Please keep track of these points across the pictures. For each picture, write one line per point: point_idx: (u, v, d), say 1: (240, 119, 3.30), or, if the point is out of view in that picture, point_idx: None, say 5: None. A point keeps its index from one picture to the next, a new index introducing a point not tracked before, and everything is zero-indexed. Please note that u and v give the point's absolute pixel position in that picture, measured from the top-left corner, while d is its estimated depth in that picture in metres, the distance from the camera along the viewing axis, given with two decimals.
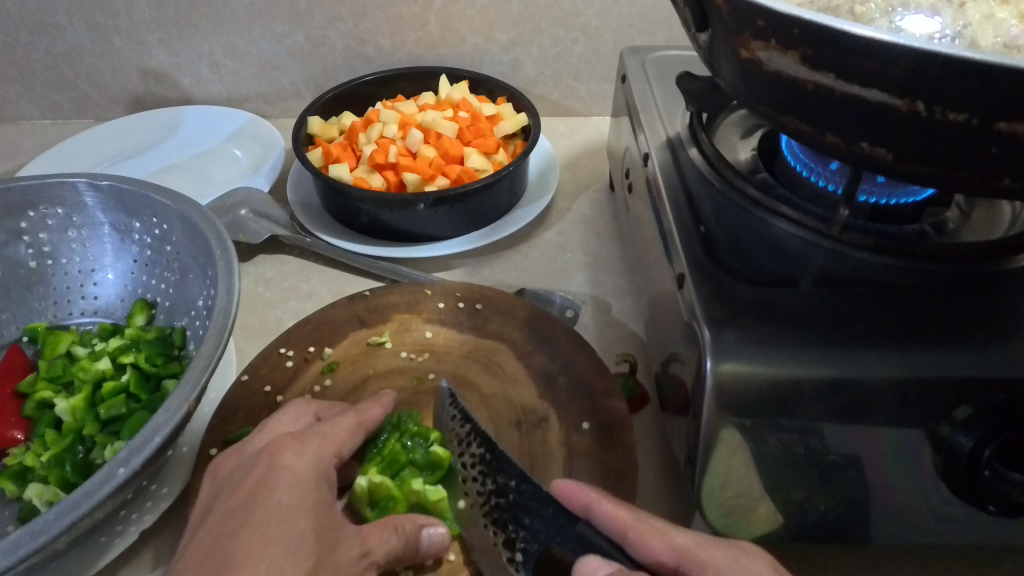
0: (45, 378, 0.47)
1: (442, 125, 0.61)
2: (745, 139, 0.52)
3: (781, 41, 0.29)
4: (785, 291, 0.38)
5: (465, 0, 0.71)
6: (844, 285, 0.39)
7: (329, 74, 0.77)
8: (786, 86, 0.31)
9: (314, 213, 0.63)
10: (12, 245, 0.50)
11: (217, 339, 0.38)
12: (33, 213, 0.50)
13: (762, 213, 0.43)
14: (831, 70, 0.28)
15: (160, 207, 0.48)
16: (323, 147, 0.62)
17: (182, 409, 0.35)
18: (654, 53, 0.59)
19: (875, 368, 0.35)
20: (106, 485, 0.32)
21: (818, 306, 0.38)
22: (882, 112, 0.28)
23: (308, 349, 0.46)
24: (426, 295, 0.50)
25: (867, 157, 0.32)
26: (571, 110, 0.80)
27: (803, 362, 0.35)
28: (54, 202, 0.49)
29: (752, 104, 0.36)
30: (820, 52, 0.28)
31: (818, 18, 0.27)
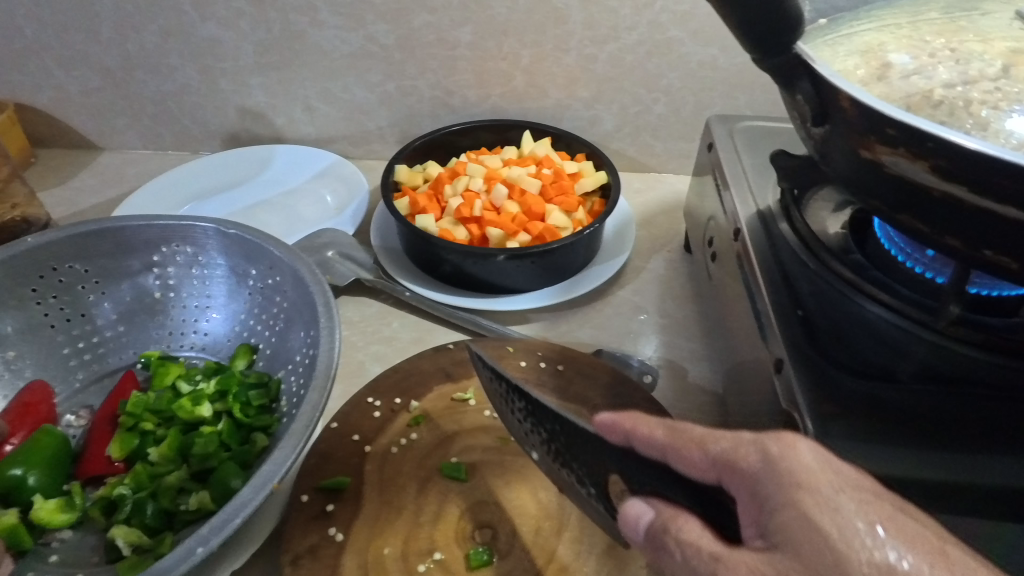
0: (148, 411, 0.49)
1: (526, 182, 0.63)
2: (835, 214, 0.52)
3: (911, 149, 0.29)
4: (890, 386, 0.38)
5: (552, 58, 0.73)
6: (949, 382, 0.38)
7: (415, 121, 0.80)
8: (909, 190, 0.32)
9: (397, 259, 0.66)
10: (144, 273, 0.55)
11: (308, 419, 0.39)
12: (166, 249, 0.55)
13: (859, 299, 0.43)
14: (965, 184, 0.28)
15: (277, 261, 0.52)
16: (410, 196, 0.65)
17: (265, 489, 0.36)
18: (743, 122, 0.59)
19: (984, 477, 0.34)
20: (185, 561, 0.33)
21: (924, 403, 0.37)
22: (1015, 228, 0.28)
23: (394, 400, 0.47)
24: (509, 351, 0.51)
25: (990, 264, 0.32)
26: (646, 166, 0.81)
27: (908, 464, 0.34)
28: (186, 241, 0.54)
29: (865, 199, 0.36)
30: (954, 167, 0.28)
31: (957, 135, 0.27)
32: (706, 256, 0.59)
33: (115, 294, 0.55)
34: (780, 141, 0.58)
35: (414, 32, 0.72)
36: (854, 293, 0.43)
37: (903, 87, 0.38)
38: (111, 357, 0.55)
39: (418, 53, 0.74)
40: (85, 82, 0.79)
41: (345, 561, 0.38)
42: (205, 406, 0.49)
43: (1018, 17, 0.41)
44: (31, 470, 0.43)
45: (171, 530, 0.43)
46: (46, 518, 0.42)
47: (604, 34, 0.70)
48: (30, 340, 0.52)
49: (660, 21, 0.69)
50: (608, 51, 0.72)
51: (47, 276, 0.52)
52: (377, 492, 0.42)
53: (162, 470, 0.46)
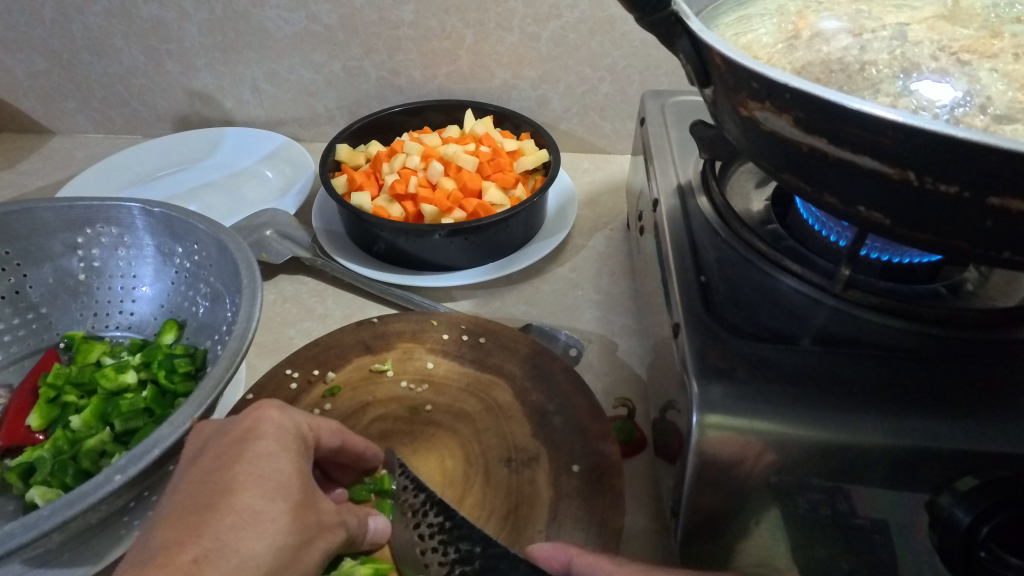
0: (70, 382, 0.48)
1: (462, 159, 0.63)
2: (759, 189, 0.52)
3: (775, 102, 0.29)
4: (782, 349, 0.38)
5: (496, 38, 0.73)
6: (842, 345, 0.39)
7: (363, 102, 0.80)
8: (784, 147, 0.32)
9: (336, 238, 0.65)
10: (66, 256, 0.54)
11: (230, 361, 0.40)
12: (89, 230, 0.54)
13: (768, 267, 0.43)
14: (823, 135, 0.28)
15: (201, 236, 0.51)
16: (348, 174, 0.64)
17: (185, 424, 0.36)
18: (674, 97, 0.59)
19: (872, 434, 0.34)
20: (102, 490, 0.33)
21: (814, 365, 0.37)
22: (874, 178, 0.28)
23: (312, 371, 0.47)
24: (432, 325, 0.51)
25: (865, 220, 0.32)
26: (596, 146, 0.81)
27: (792, 419, 0.34)
28: (110, 221, 0.53)
29: (755, 159, 0.36)
30: (811, 118, 0.28)
31: (808, 84, 0.27)
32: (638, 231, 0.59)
33: (36, 276, 0.54)
34: (710, 116, 0.58)
35: (357, 11, 0.72)
36: (760, 263, 0.43)
37: (803, 52, 0.38)
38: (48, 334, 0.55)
39: (361, 33, 0.73)
40: (32, 65, 0.79)
41: None
42: (131, 372, 0.49)
43: None
44: None
45: None
46: None
47: (546, 13, 0.70)
48: None
49: None
50: (550, 29, 0.71)
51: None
52: None
53: (83, 435, 0.45)
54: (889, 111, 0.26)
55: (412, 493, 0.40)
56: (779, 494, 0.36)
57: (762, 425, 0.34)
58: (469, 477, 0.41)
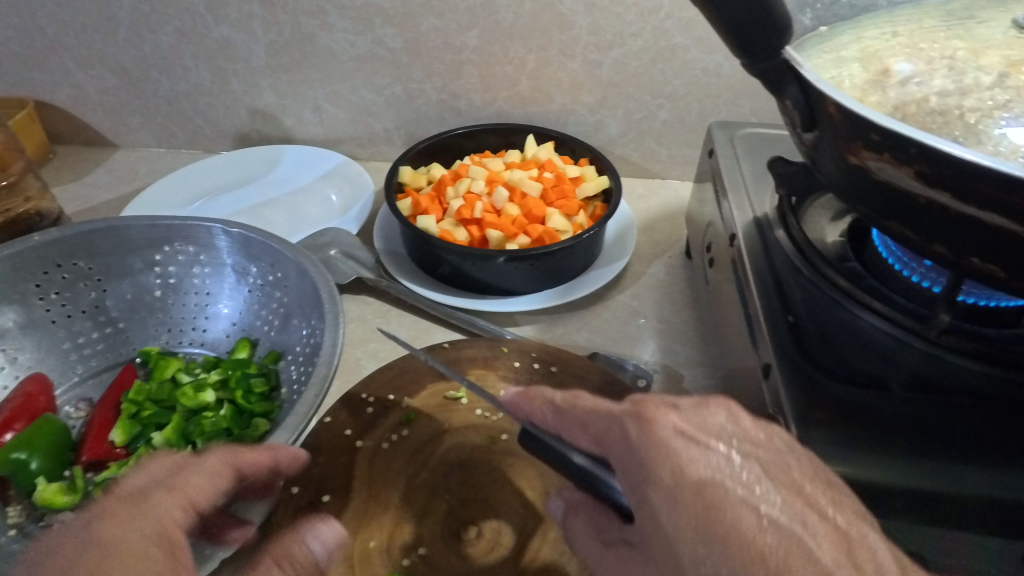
0: (150, 399, 0.49)
1: (527, 184, 0.63)
2: (834, 223, 0.51)
3: (896, 154, 0.29)
4: (877, 395, 0.38)
5: (557, 64, 0.73)
6: (938, 392, 0.38)
7: (421, 123, 0.81)
8: (897, 198, 0.32)
9: (398, 259, 0.66)
10: (145, 272, 0.56)
11: (319, 387, 0.40)
12: (168, 248, 0.55)
13: (853, 306, 0.43)
14: (948, 190, 0.28)
15: (280, 258, 0.52)
16: (413, 198, 0.65)
17: (282, 450, 0.37)
18: (743, 129, 0.60)
19: (975, 486, 0.34)
20: (204, 514, 0.34)
21: (911, 412, 0.37)
22: (1000, 235, 0.28)
23: (388, 397, 0.48)
24: (503, 351, 0.53)
25: (978, 272, 0.31)
26: (650, 172, 0.81)
27: (890, 469, 0.35)
28: (188, 240, 0.55)
29: (855, 205, 0.36)
30: (937, 172, 0.28)
31: (937, 142, 0.27)
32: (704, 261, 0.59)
33: (115, 292, 0.55)
34: (779, 149, 0.58)
35: (421, 36, 0.73)
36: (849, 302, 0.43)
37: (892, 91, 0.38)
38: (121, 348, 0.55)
39: (424, 57, 0.75)
40: (103, 82, 0.82)
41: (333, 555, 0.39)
42: (210, 391, 0.50)
43: (1014, 25, 0.41)
44: (34, 454, 0.44)
45: None
46: (49, 499, 0.43)
47: (608, 40, 0.71)
48: (32, 335, 0.52)
49: (665, 28, 0.69)
50: (612, 56, 0.72)
51: (52, 272, 0.52)
52: (366, 487, 0.42)
53: (166, 452, 0.46)
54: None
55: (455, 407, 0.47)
56: None
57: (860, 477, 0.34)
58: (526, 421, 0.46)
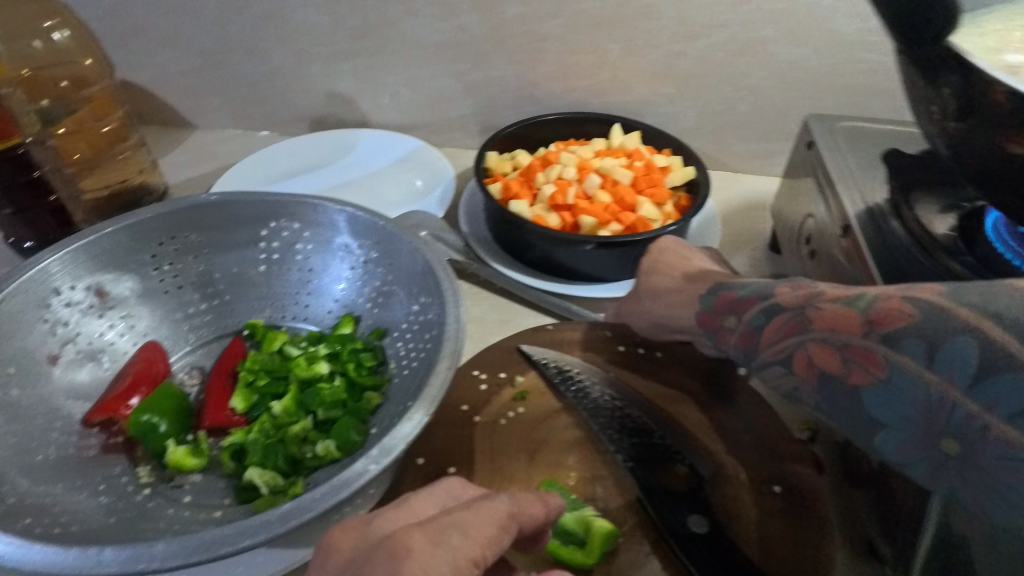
0: (262, 370, 0.50)
1: (619, 172, 0.64)
2: (943, 215, 0.50)
3: None
4: None
5: (640, 53, 0.73)
6: None
7: (497, 111, 0.82)
8: None
9: (486, 244, 0.67)
10: (250, 247, 0.56)
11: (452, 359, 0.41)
12: (272, 224, 0.56)
13: None
14: None
15: (388, 236, 0.53)
16: (502, 182, 0.66)
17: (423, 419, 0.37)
18: (841, 121, 0.60)
19: None
20: (360, 479, 0.34)
21: None
22: None
23: (499, 375, 0.49)
24: (605, 336, 0.52)
25: None
26: (725, 165, 0.81)
27: None
28: (293, 217, 0.55)
29: (1000, 197, 0.36)
30: None
31: None
32: (802, 253, 0.59)
33: (221, 265, 0.56)
34: (879, 142, 0.58)
35: (506, 23, 0.73)
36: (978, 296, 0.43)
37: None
38: (229, 320, 0.56)
39: (507, 44, 0.75)
40: (185, 64, 0.83)
41: None
42: (322, 363, 0.51)
43: None
44: (161, 418, 0.45)
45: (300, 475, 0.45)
46: (179, 461, 0.44)
47: (695, 32, 0.71)
48: (147, 303, 0.53)
49: (753, 20, 0.69)
50: (697, 48, 0.72)
51: (165, 244, 0.53)
52: (488, 460, 0.43)
53: (285, 421, 0.47)
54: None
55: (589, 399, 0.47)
56: None
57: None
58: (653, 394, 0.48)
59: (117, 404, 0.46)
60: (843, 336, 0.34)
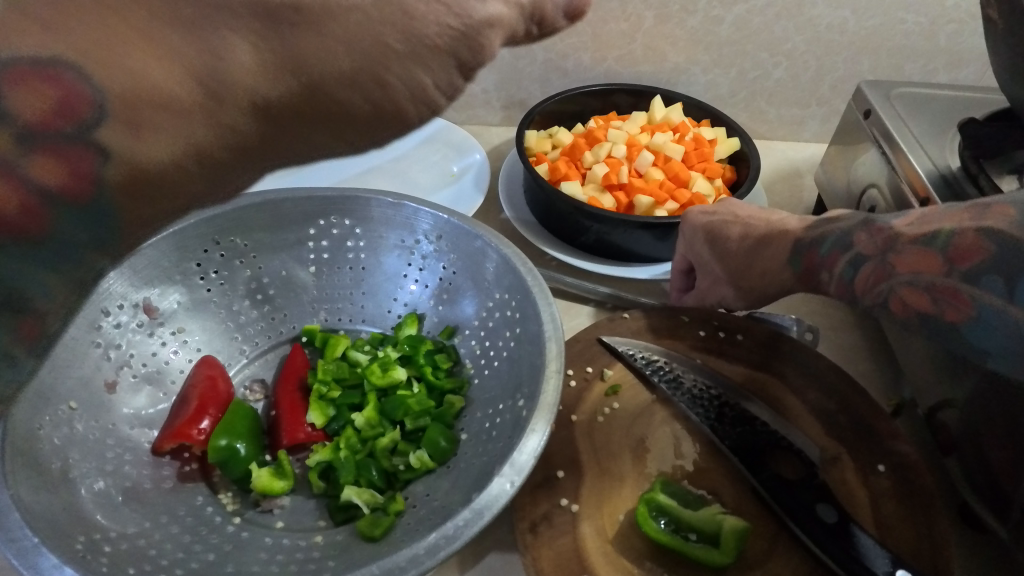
0: (334, 379, 0.48)
1: (671, 148, 0.62)
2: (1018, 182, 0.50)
3: None
4: None
5: (676, 21, 0.70)
6: None
7: (522, 85, 0.78)
8: None
9: (533, 228, 0.64)
10: (299, 247, 0.52)
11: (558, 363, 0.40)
12: (321, 222, 0.52)
13: None
14: None
15: (453, 232, 0.51)
16: (548, 163, 0.63)
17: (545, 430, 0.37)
18: (897, 88, 0.59)
19: None
20: (499, 501, 0.34)
21: None
22: None
23: (586, 370, 0.47)
24: (685, 321, 0.51)
25: None
26: (756, 132, 0.80)
27: None
28: (345, 213, 0.52)
29: None
30: None
31: None
32: None
33: (269, 269, 0.52)
34: (938, 108, 0.57)
35: None
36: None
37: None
38: (283, 326, 0.53)
39: None
40: None
41: (585, 528, 0.39)
42: (398, 369, 0.48)
43: None
44: (239, 440, 0.42)
45: (395, 489, 0.43)
46: (266, 485, 0.41)
47: None
48: (197, 315, 0.49)
49: None
50: (735, 13, 0.69)
51: (210, 251, 0.49)
52: (595, 461, 0.42)
53: (371, 433, 0.45)
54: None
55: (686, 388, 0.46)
56: None
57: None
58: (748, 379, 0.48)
59: (188, 429, 0.43)
60: (929, 278, 0.36)
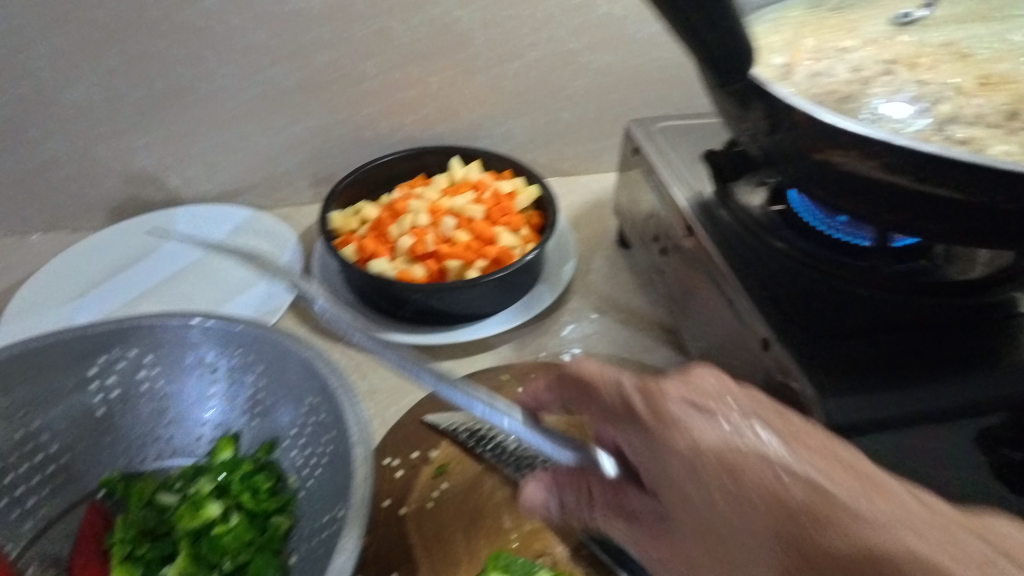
0: (143, 533, 0.44)
1: (471, 209, 0.64)
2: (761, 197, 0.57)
3: (864, 150, 0.36)
4: (849, 343, 0.45)
5: (460, 81, 0.73)
6: (891, 329, 0.46)
7: (325, 160, 0.77)
8: (857, 184, 0.39)
9: (355, 308, 0.63)
10: (80, 391, 0.47)
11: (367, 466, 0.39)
12: (102, 358, 0.47)
13: (796, 267, 0.50)
14: (911, 173, 0.36)
15: (252, 342, 0.48)
16: (356, 243, 0.63)
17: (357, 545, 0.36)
18: (657, 123, 0.65)
19: (944, 399, 0.43)
20: None
21: (879, 353, 0.45)
22: (941, 202, 0.37)
23: (411, 456, 0.47)
24: (505, 381, 0.53)
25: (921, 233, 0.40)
26: (561, 170, 0.85)
27: (879, 404, 0.42)
28: (129, 344, 0.48)
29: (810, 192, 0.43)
30: (900, 160, 0.36)
31: (906, 142, 0.35)
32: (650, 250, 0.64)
33: (47, 423, 0.46)
34: (692, 137, 0.64)
35: (317, 69, 0.69)
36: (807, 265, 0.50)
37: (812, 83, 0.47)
38: (78, 482, 0.47)
39: (321, 91, 0.71)
40: None
41: None
42: (212, 503, 0.44)
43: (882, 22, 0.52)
44: None
45: None
46: None
47: (508, 53, 0.72)
48: None
49: (558, 36, 0.72)
50: (512, 68, 0.73)
51: None
52: (428, 553, 0.42)
53: None
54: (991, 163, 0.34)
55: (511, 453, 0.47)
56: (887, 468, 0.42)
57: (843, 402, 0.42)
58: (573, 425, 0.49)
59: None
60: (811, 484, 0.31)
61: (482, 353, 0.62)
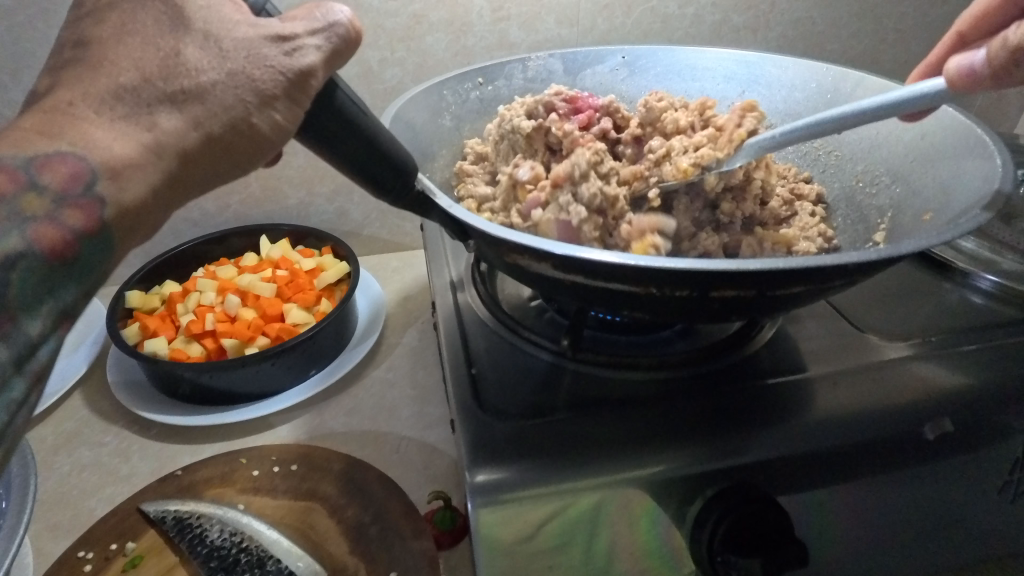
0: None
1: (258, 287, 0.66)
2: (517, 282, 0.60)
3: (533, 253, 0.34)
4: (558, 415, 0.43)
5: (282, 163, 0.77)
6: (610, 402, 0.45)
7: (158, 242, 0.80)
8: (548, 280, 0.37)
9: (136, 387, 0.64)
10: None
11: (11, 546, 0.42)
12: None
13: (537, 352, 0.50)
14: (579, 272, 0.34)
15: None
16: (140, 322, 0.63)
17: None
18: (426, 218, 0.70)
19: (654, 472, 0.40)
20: None
21: (592, 424, 0.43)
22: (627, 294, 0.34)
23: (109, 547, 0.46)
24: (241, 464, 0.52)
25: (631, 315, 0.38)
26: (402, 244, 0.87)
27: (571, 483, 0.39)
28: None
29: (504, 270, 0.40)
30: (565, 263, 0.33)
31: (553, 247, 0.33)
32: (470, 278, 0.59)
33: None
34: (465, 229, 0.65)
35: None
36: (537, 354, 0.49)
37: None
38: None
39: None
40: None
41: None
42: None
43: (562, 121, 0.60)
44: None
45: None
46: None
47: None
48: None
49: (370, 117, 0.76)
50: None
51: None
52: None
53: None
54: (584, 250, 0.32)
55: (208, 542, 0.45)
56: (570, 539, 0.41)
57: (545, 492, 0.39)
58: (295, 506, 0.48)
59: None
60: None
61: (252, 433, 0.60)
